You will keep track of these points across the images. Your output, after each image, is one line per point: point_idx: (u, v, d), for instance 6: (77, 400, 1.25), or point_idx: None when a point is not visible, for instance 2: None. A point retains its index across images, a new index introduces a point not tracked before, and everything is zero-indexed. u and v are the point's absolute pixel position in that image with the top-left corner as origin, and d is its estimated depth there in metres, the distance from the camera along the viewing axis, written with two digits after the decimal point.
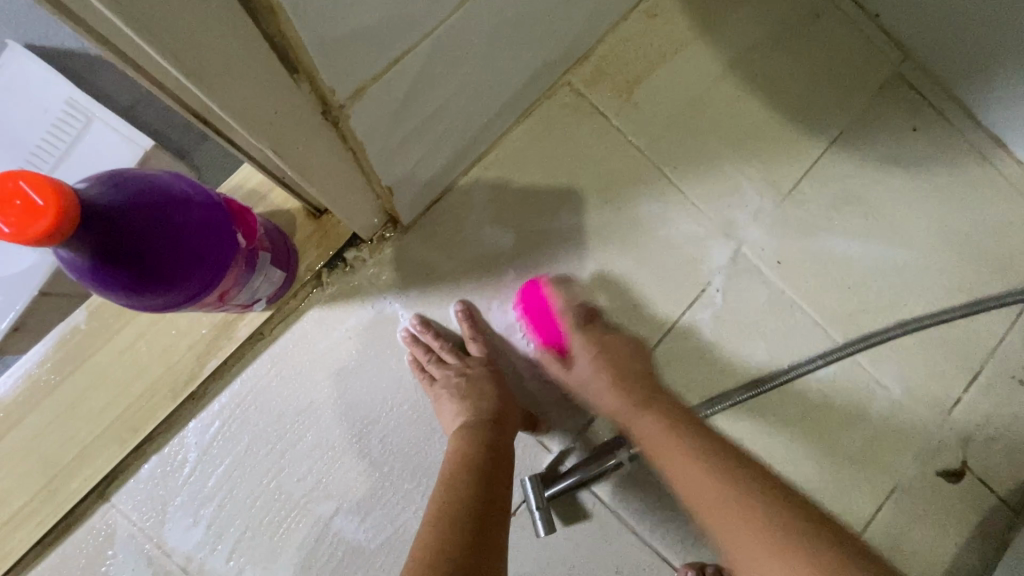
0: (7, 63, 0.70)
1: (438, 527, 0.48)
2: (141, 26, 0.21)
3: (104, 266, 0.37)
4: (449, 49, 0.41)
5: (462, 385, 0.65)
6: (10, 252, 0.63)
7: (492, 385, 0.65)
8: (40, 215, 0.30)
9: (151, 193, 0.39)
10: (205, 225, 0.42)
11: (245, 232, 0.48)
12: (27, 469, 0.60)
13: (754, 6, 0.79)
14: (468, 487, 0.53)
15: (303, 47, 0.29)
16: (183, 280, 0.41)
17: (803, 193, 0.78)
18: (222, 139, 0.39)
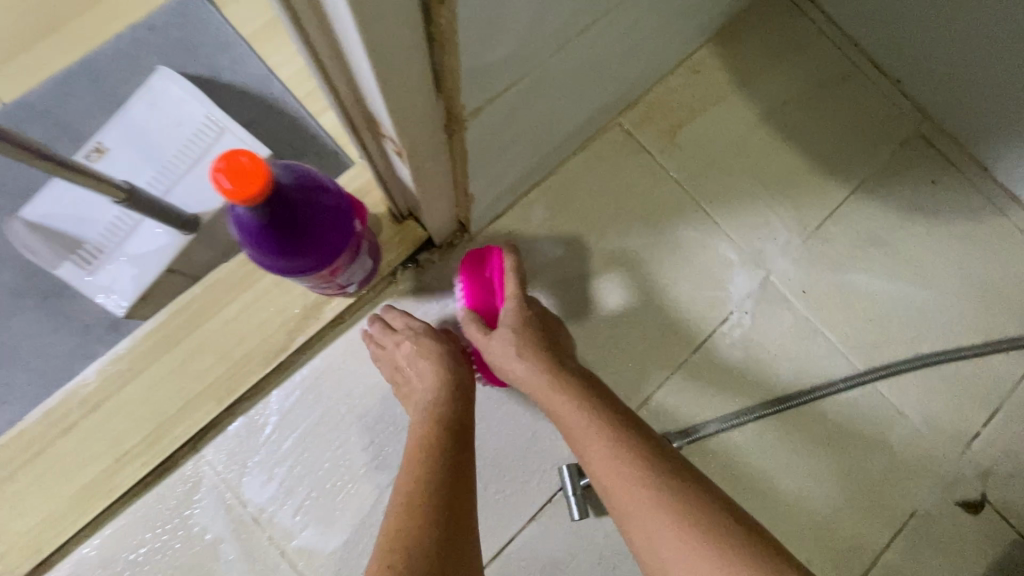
0: (158, 85, 0.86)
1: (408, 525, 0.46)
2: (373, 43, 0.32)
3: (266, 229, 0.48)
4: (541, 84, 0.52)
5: (420, 359, 0.65)
6: (147, 234, 0.76)
7: (448, 352, 0.66)
8: (258, 181, 0.41)
9: (306, 179, 0.50)
10: (337, 207, 0.53)
11: (359, 220, 0.59)
12: (138, 416, 0.70)
13: (787, 67, 0.90)
14: (438, 474, 0.52)
15: (455, 72, 0.39)
16: (315, 248, 0.52)
17: (828, 232, 0.86)
18: (357, 138, 0.51)
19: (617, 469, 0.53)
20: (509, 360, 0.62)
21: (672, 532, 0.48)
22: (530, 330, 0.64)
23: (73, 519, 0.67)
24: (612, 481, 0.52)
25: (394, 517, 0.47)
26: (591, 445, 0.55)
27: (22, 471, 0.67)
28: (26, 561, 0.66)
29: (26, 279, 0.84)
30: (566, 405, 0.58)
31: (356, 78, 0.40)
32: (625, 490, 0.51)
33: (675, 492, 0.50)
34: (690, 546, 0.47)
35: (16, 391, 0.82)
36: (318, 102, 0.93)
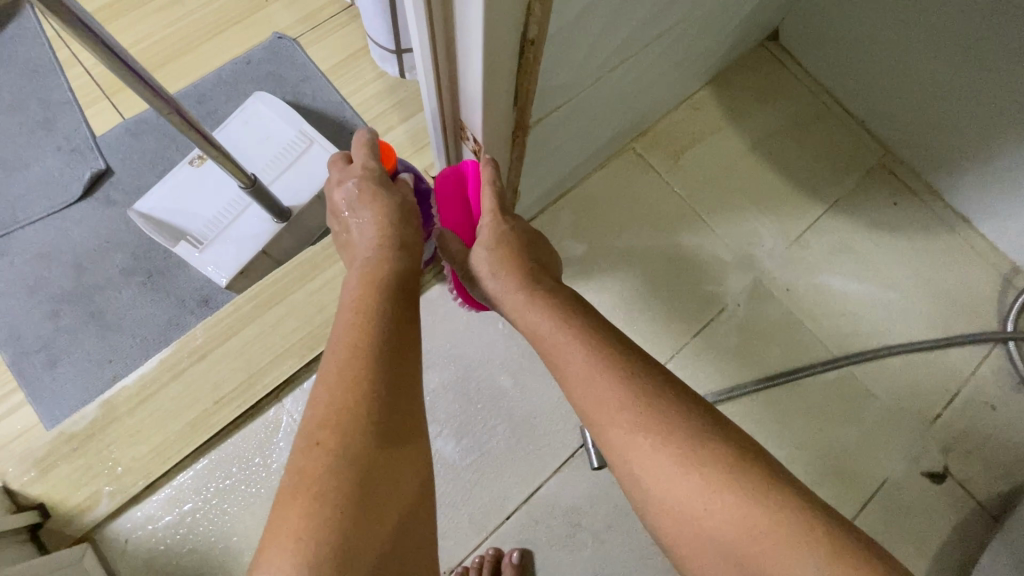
0: (253, 106, 1.02)
1: (339, 397, 0.47)
2: (488, 68, 0.49)
3: None
4: (579, 106, 0.70)
5: (366, 217, 0.64)
6: (248, 223, 0.94)
7: (392, 215, 0.64)
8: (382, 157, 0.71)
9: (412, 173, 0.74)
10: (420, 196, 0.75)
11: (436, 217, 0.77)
12: (236, 367, 0.84)
13: (771, 108, 1.10)
14: (369, 339, 0.51)
15: (529, 92, 0.57)
16: None
17: (807, 241, 1.03)
18: (444, 134, 0.68)
19: (595, 383, 0.53)
20: (493, 278, 0.65)
21: (645, 440, 0.49)
22: (507, 245, 0.66)
23: (177, 449, 0.81)
24: (585, 394, 0.54)
25: (324, 390, 0.48)
26: (567, 356, 0.56)
27: (139, 407, 0.81)
28: (137, 483, 0.79)
29: (136, 260, 1.01)
30: (553, 333, 0.58)
31: (463, 93, 0.58)
32: (600, 404, 0.52)
33: (670, 426, 0.49)
34: (670, 462, 0.48)
35: (121, 352, 0.96)
36: (383, 125, 1.12)
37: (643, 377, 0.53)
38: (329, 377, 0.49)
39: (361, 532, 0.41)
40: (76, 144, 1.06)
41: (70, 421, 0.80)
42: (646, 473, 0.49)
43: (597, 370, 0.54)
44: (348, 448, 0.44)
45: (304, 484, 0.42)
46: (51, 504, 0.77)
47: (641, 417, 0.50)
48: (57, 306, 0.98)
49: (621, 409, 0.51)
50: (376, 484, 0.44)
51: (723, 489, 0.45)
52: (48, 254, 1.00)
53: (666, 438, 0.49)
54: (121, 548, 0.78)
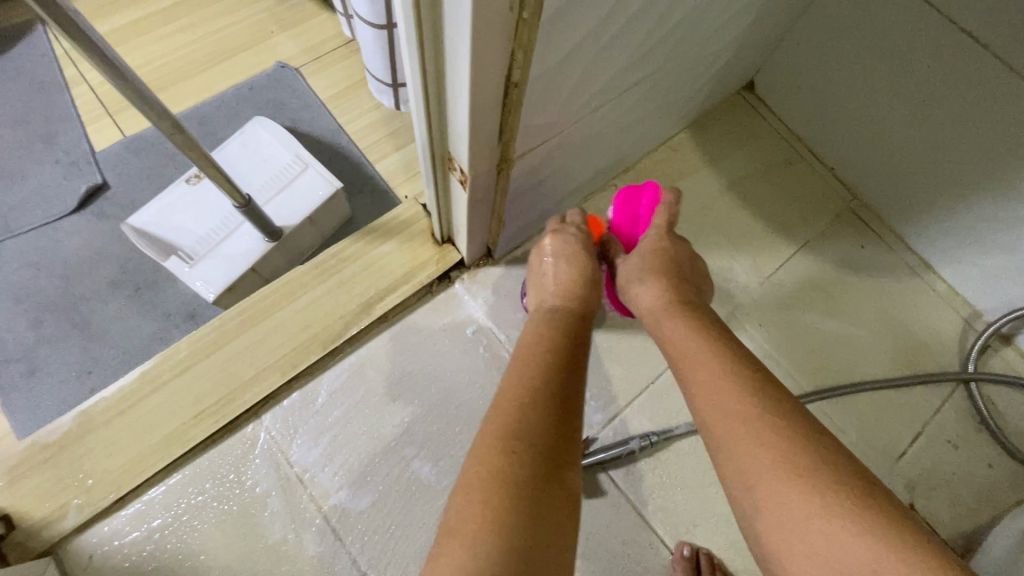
0: (252, 131, 1.06)
1: (524, 408, 0.54)
2: (474, 106, 0.54)
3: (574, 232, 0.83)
4: (562, 144, 0.75)
5: (556, 268, 0.75)
6: (238, 241, 0.96)
7: (575, 271, 0.74)
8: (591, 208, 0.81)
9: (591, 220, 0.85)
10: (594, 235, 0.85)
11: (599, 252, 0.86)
12: (218, 382, 0.85)
13: (745, 153, 1.17)
14: (546, 375, 0.58)
15: (513, 129, 0.61)
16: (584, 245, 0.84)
17: (779, 279, 1.08)
18: (434, 166, 0.72)
19: (730, 401, 0.54)
20: (639, 286, 0.73)
21: (769, 453, 0.50)
22: (657, 263, 0.74)
23: (152, 462, 0.80)
24: (717, 402, 0.55)
25: (510, 409, 0.54)
26: (698, 369, 0.59)
27: (118, 418, 0.81)
28: (107, 496, 0.78)
29: (126, 273, 1.02)
30: (694, 355, 0.61)
31: (453, 127, 0.62)
32: (728, 411, 0.54)
33: (809, 453, 0.49)
34: (804, 493, 0.46)
35: (101, 364, 0.97)
36: (377, 153, 1.17)
37: (784, 406, 0.53)
38: (512, 393, 0.56)
39: (534, 535, 0.44)
40: (74, 158, 1.09)
41: (45, 431, 0.80)
42: (762, 483, 0.49)
43: (733, 391, 0.55)
44: (535, 462, 0.49)
45: (496, 485, 0.46)
46: (17, 515, 0.76)
47: (766, 429, 0.51)
48: (41, 316, 0.98)
49: (748, 423, 0.52)
50: (551, 498, 0.48)
51: (857, 524, 0.43)
52: (36, 264, 1.01)
53: (801, 465, 0.48)
54: (85, 563, 0.77)
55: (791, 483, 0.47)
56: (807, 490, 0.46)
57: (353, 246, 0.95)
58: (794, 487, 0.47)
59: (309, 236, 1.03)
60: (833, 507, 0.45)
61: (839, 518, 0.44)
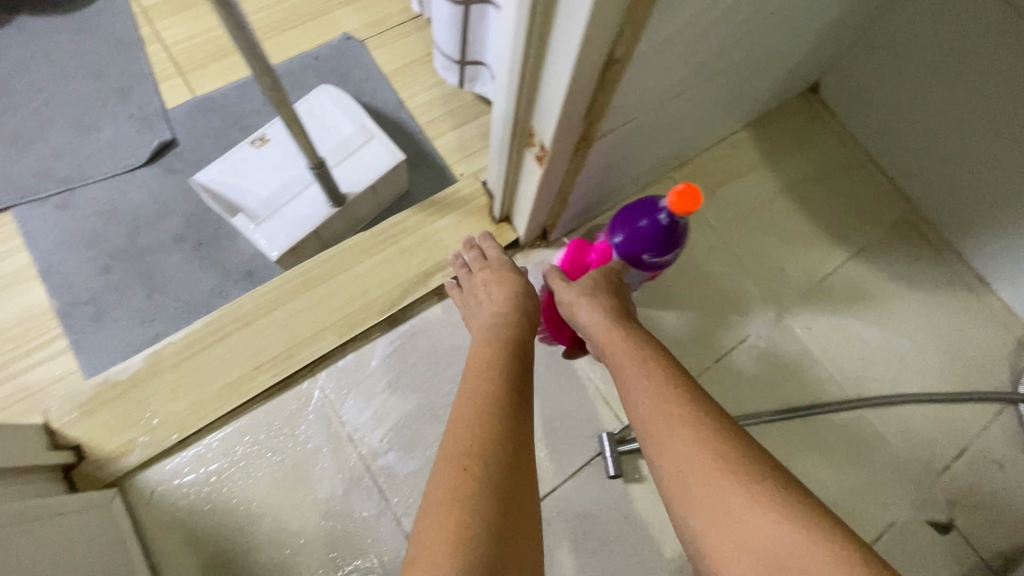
0: (318, 99, 1.08)
1: (477, 428, 0.56)
2: (574, 79, 0.54)
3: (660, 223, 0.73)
4: (638, 128, 0.75)
5: (495, 287, 0.79)
6: (302, 204, 0.98)
7: (515, 289, 0.78)
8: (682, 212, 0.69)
9: (676, 228, 0.73)
10: (665, 241, 0.75)
11: (658, 252, 0.76)
12: (278, 337, 0.87)
13: (804, 155, 1.16)
14: (501, 388, 0.61)
15: (602, 106, 0.62)
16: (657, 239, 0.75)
17: (830, 284, 1.07)
18: (511, 140, 0.73)
19: (668, 410, 0.57)
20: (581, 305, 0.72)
21: (703, 455, 0.53)
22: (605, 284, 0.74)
23: (212, 409, 0.83)
24: (657, 411, 0.58)
25: (466, 426, 0.57)
26: (638, 383, 0.61)
27: (182, 364, 0.85)
28: (169, 438, 0.82)
29: (190, 227, 1.05)
30: (636, 366, 0.63)
31: (541, 101, 0.63)
32: (667, 419, 0.57)
33: (736, 455, 0.53)
34: (733, 491, 0.50)
35: (163, 313, 1.00)
36: (436, 130, 1.19)
37: (716, 412, 0.57)
38: (470, 409, 0.59)
39: (496, 548, 0.48)
40: (147, 114, 1.12)
41: (114, 370, 0.83)
42: (699, 488, 0.52)
43: (673, 399, 0.58)
44: (490, 476, 0.52)
45: (455, 500, 0.50)
46: (86, 447, 0.80)
47: (702, 435, 0.54)
48: (110, 263, 1.02)
49: (685, 427, 0.55)
50: (508, 510, 0.51)
51: (777, 519, 0.47)
52: (106, 213, 1.05)
53: (728, 466, 0.52)
54: (146, 499, 0.80)
55: (721, 483, 0.51)
56: (734, 489, 0.50)
57: (413, 218, 0.96)
58: (723, 488, 0.51)
59: (369, 205, 1.05)
60: (760, 504, 0.49)
61: (763, 512, 0.48)
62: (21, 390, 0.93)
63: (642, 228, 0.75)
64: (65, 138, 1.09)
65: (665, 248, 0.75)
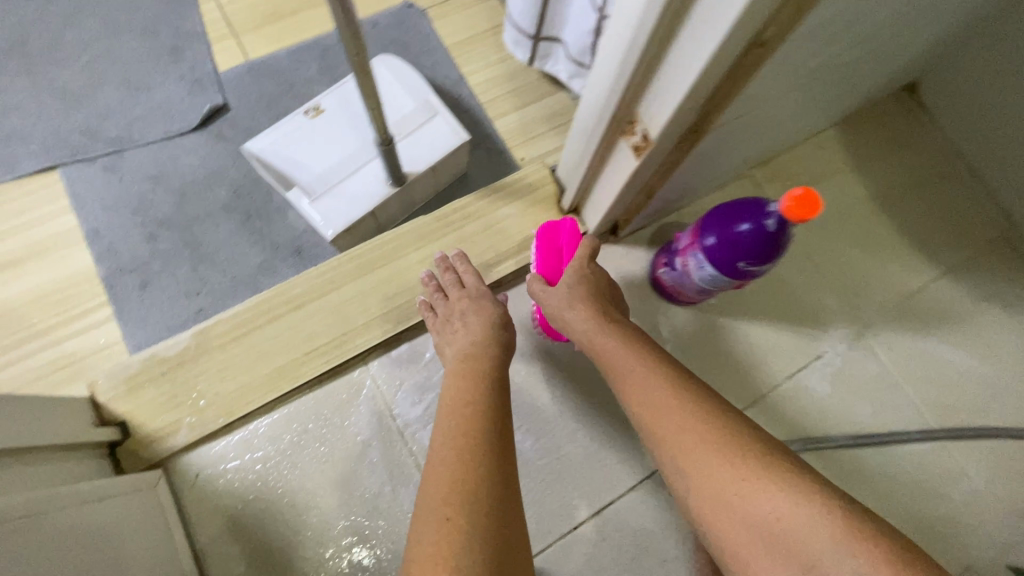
0: (378, 68, 1.01)
1: (457, 480, 0.54)
2: (711, 63, 0.47)
3: (765, 228, 0.65)
4: (747, 122, 0.68)
5: (470, 316, 0.76)
6: (359, 182, 0.92)
7: (486, 315, 0.76)
8: (795, 218, 0.62)
9: (783, 235, 0.66)
10: (766, 249, 0.67)
11: (754, 260, 0.69)
12: (331, 322, 0.83)
13: (895, 161, 1.07)
14: (480, 421, 0.61)
15: (727, 96, 0.54)
16: (757, 246, 0.67)
17: (914, 302, 0.99)
18: (607, 127, 0.66)
19: (655, 400, 0.60)
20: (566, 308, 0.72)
21: (691, 437, 0.56)
22: (586, 284, 0.74)
23: (261, 394, 0.80)
24: (646, 403, 0.60)
25: (445, 467, 0.56)
26: (628, 382, 0.63)
27: (231, 344, 0.80)
28: (216, 420, 0.78)
29: (240, 198, 1.01)
30: (622, 363, 0.64)
31: (654, 86, 0.55)
32: (655, 408, 0.59)
33: (720, 433, 0.55)
34: (722, 467, 0.53)
35: (209, 287, 0.96)
36: (497, 110, 1.11)
37: (699, 396, 0.59)
38: (450, 446, 0.58)
39: None
40: (198, 76, 1.07)
41: (162, 346, 0.79)
42: (693, 474, 0.55)
43: (659, 389, 0.60)
44: (474, 522, 0.51)
45: (443, 553, 0.49)
46: (132, 424, 0.76)
47: (690, 423, 0.57)
48: (157, 230, 0.98)
49: (672, 414, 0.58)
50: (500, 553, 0.50)
51: (765, 489, 0.50)
52: (154, 177, 1.01)
53: (714, 445, 0.54)
54: (191, 482, 0.77)
55: (710, 462, 0.54)
56: (723, 463, 0.53)
57: (477, 203, 0.91)
58: (713, 466, 0.53)
59: (426, 186, 0.99)
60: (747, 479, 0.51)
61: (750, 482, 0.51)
62: (65, 357, 0.90)
63: (739, 233, 0.69)
64: (114, 97, 1.05)
65: (764, 256, 0.68)
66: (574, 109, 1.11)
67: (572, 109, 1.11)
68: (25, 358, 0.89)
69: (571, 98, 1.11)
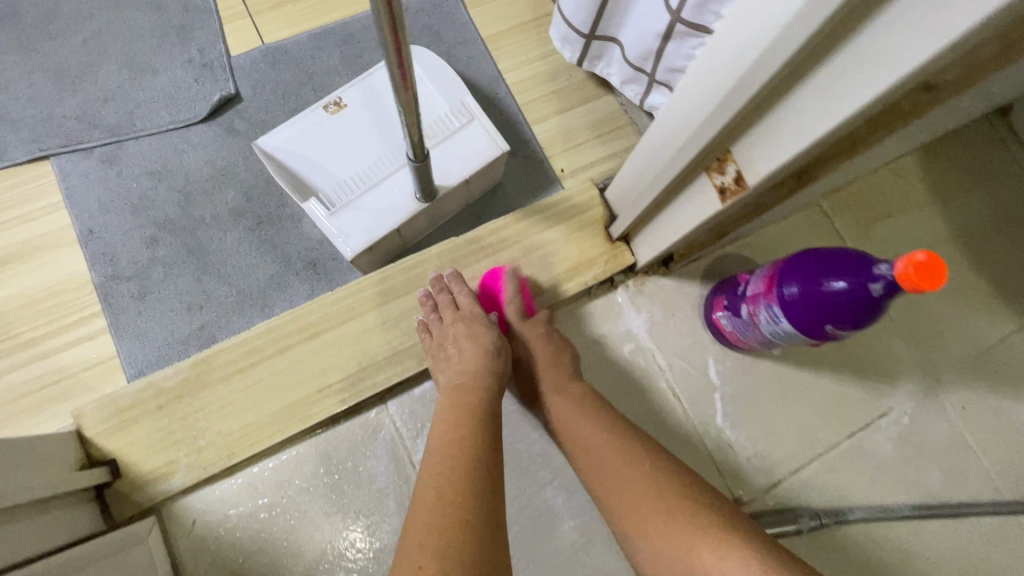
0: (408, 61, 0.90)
1: (433, 521, 0.50)
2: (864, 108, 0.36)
3: (868, 291, 0.55)
4: (856, 161, 0.56)
5: (465, 338, 0.69)
6: (384, 193, 0.82)
7: (482, 336, 0.70)
8: (911, 285, 0.51)
9: (886, 301, 0.55)
10: (862, 313, 0.57)
11: (843, 323, 0.59)
12: (348, 356, 0.74)
13: (982, 194, 0.95)
14: (464, 453, 0.57)
15: (861, 140, 0.43)
16: (852, 308, 0.57)
17: (995, 357, 0.88)
18: (690, 162, 0.55)
19: (612, 457, 0.62)
20: (525, 370, 0.74)
21: (646, 495, 0.57)
22: (542, 346, 0.74)
23: (267, 434, 0.71)
24: (603, 461, 0.62)
25: (422, 508, 0.52)
26: (587, 439, 0.65)
27: (236, 376, 0.72)
28: (217, 463, 0.70)
29: (249, 202, 0.91)
30: (580, 420, 0.66)
31: (765, 123, 0.45)
32: (614, 466, 0.61)
33: (675, 492, 0.57)
34: (676, 524, 0.54)
35: (213, 300, 0.87)
36: (537, 112, 1.00)
37: (661, 456, 0.61)
38: (426, 484, 0.54)
39: None
40: (208, 60, 0.96)
41: (159, 375, 0.71)
42: (645, 532, 0.56)
43: (616, 444, 0.63)
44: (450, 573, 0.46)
45: None
46: (124, 464, 0.69)
47: (648, 479, 0.59)
48: (158, 234, 0.89)
49: (632, 471, 0.60)
50: None
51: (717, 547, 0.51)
52: (156, 174, 0.91)
53: (666, 501, 0.56)
54: (187, 529, 0.70)
55: (667, 521, 0.55)
56: (676, 522, 0.54)
57: (514, 225, 0.81)
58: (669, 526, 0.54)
59: (457, 199, 0.88)
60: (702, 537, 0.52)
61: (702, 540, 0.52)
62: (54, 372, 0.82)
63: (831, 290, 0.58)
64: (115, 79, 0.94)
65: (859, 320, 0.58)
66: (623, 115, 0.99)
67: (621, 116, 0.99)
68: (11, 371, 0.81)
69: (621, 103, 1.00)
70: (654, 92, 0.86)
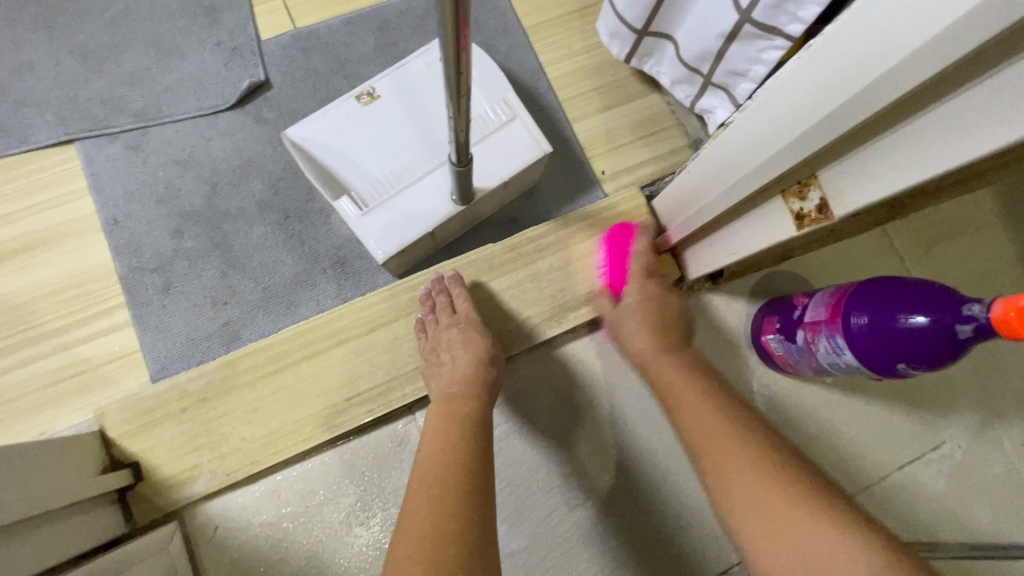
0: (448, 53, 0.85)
1: (422, 531, 0.46)
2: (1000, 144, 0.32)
3: (953, 330, 0.50)
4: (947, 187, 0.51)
5: (459, 343, 0.66)
6: (418, 193, 0.78)
7: (477, 341, 0.67)
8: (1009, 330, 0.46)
9: (970, 343, 0.51)
10: (940, 353, 0.52)
11: (918, 362, 0.54)
12: (379, 364, 0.71)
13: None
14: (456, 462, 0.53)
15: None
16: (930, 347, 0.53)
17: None
18: (765, 183, 0.51)
19: (705, 418, 0.57)
20: (631, 333, 0.70)
21: (743, 456, 0.52)
22: (655, 309, 0.70)
23: (291, 442, 0.69)
24: (696, 422, 0.57)
25: (411, 518, 0.48)
26: (683, 404, 0.59)
27: (262, 381, 0.69)
28: (240, 470, 0.68)
29: (276, 195, 0.87)
30: (677, 381, 0.62)
31: (863, 150, 0.41)
32: (707, 429, 0.56)
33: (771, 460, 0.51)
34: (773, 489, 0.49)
35: (238, 297, 0.84)
36: (578, 109, 0.94)
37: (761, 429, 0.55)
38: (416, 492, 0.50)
39: None
40: (237, 44, 0.92)
41: (184, 376, 0.69)
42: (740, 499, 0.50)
43: (713, 405, 0.58)
44: None
45: None
46: (146, 467, 0.67)
47: (743, 445, 0.53)
48: (183, 225, 0.86)
49: (723, 431, 0.55)
50: None
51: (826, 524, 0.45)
52: (182, 162, 0.88)
53: (760, 463, 0.51)
54: (208, 535, 0.68)
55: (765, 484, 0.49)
56: (777, 489, 0.48)
57: (556, 233, 0.78)
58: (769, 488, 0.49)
59: (493, 201, 0.84)
60: (803, 503, 0.47)
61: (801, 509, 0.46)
62: (75, 364, 0.80)
63: (908, 326, 0.53)
64: (141, 61, 0.91)
65: (936, 361, 0.53)
66: (670, 116, 0.93)
67: (668, 116, 0.94)
68: (33, 361, 0.80)
69: (668, 103, 0.94)
70: (708, 95, 0.81)
